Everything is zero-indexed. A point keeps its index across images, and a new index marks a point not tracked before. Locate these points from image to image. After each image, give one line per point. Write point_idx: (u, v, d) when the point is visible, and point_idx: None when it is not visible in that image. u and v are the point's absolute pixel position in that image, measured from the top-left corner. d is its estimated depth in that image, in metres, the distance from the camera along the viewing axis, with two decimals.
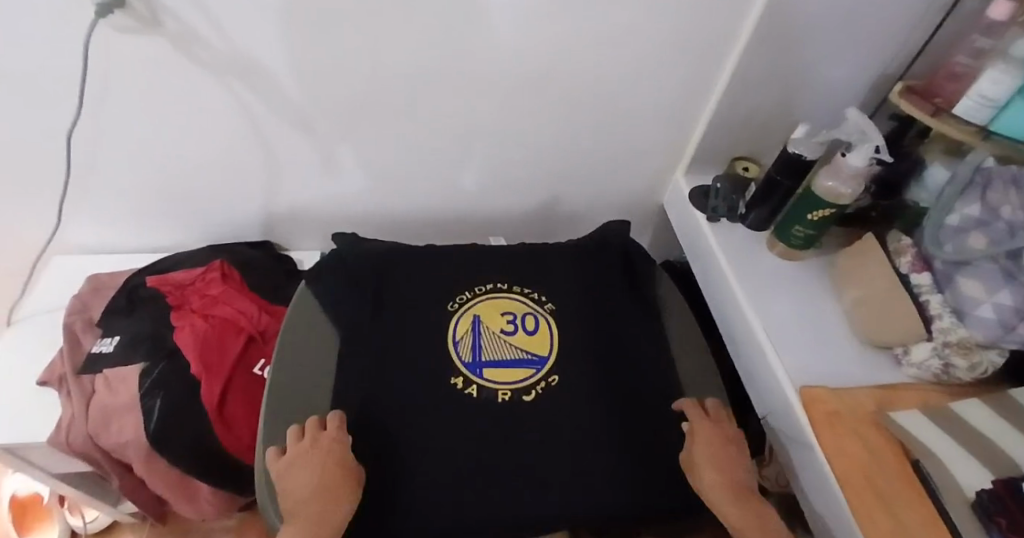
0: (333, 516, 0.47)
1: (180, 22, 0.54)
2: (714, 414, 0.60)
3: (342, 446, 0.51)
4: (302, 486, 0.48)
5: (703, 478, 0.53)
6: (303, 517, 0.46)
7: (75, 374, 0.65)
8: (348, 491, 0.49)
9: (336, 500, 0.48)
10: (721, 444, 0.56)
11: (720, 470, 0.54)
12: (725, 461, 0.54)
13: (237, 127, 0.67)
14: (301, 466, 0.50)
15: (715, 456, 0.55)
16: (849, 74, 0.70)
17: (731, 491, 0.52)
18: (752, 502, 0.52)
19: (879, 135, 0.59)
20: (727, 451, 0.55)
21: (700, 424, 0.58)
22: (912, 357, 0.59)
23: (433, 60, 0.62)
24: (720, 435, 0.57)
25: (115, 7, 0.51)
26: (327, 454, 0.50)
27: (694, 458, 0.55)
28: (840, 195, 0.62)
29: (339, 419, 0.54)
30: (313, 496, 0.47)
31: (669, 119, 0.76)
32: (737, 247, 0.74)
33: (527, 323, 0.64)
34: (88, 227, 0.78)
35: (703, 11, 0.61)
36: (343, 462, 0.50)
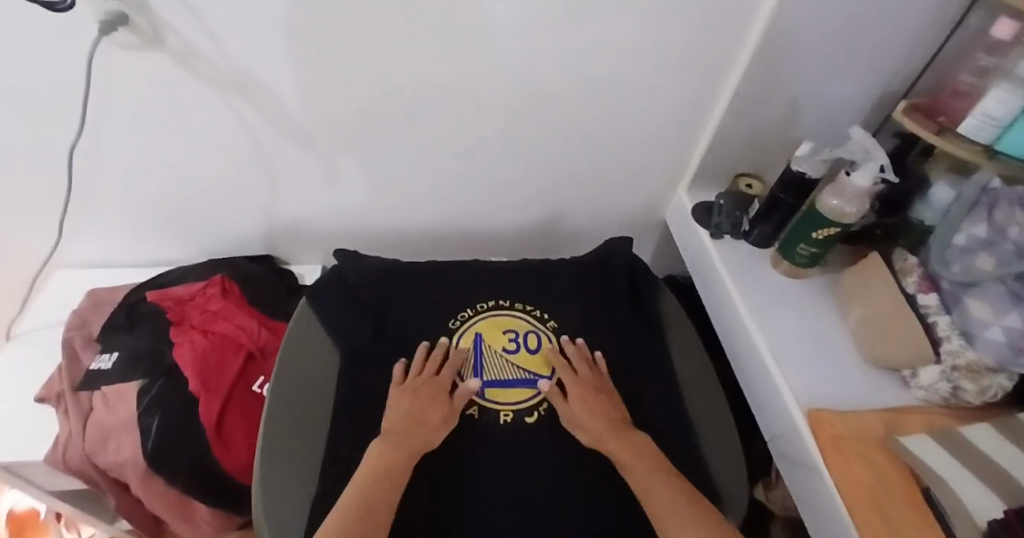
0: (422, 438, 0.52)
1: (181, 39, 0.54)
2: (576, 359, 0.61)
3: (444, 389, 0.57)
4: (404, 407, 0.55)
5: (584, 425, 0.55)
6: (395, 434, 0.52)
7: (73, 391, 0.64)
8: (438, 426, 0.54)
9: (428, 427, 0.53)
10: (590, 391, 0.58)
11: (596, 416, 0.56)
12: (596, 407, 0.56)
13: (239, 142, 0.67)
14: (408, 393, 0.56)
15: (588, 404, 0.57)
16: (852, 92, 0.70)
17: (611, 433, 0.55)
18: (629, 435, 0.55)
19: (882, 155, 0.58)
20: (596, 395, 0.58)
21: (564, 376, 0.59)
22: (920, 380, 0.58)
23: (435, 77, 0.62)
24: (586, 383, 0.59)
25: (117, 25, 0.51)
26: (433, 394, 0.56)
27: (572, 414, 0.56)
28: (844, 214, 0.61)
29: (460, 359, 0.60)
30: (410, 417, 0.54)
31: (671, 136, 0.76)
32: (742, 264, 0.73)
33: (529, 342, 0.63)
34: (89, 242, 0.78)
35: (703, 30, 0.61)
36: (442, 401, 0.56)
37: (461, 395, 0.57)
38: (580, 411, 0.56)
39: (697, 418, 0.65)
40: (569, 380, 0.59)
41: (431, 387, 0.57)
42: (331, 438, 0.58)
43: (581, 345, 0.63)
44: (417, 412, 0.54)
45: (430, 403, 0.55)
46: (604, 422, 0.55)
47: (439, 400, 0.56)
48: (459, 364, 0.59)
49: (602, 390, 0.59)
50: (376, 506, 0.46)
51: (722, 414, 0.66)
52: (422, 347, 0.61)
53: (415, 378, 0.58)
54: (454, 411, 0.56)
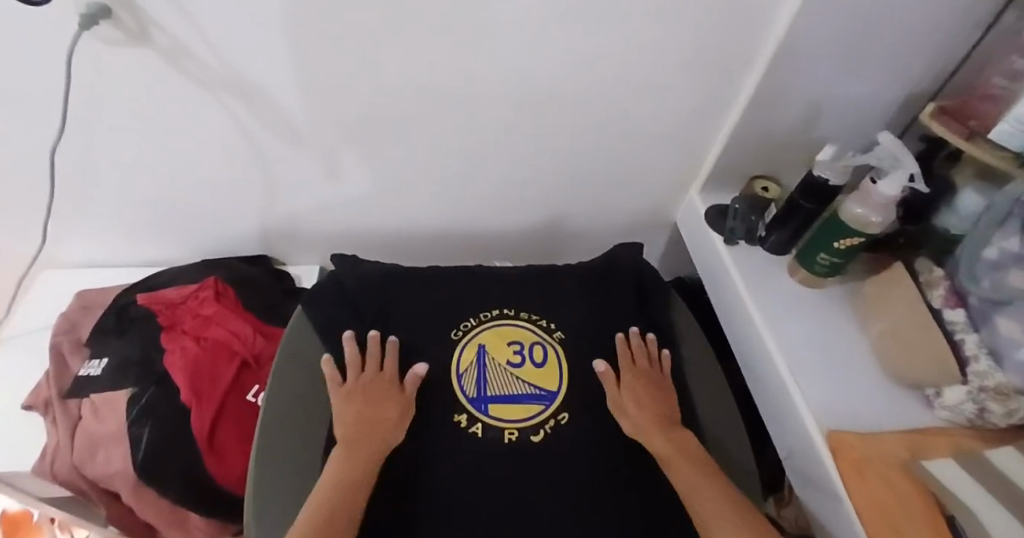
0: (378, 440, 0.52)
1: (168, 35, 0.50)
2: (636, 352, 0.63)
3: (386, 384, 0.56)
4: (350, 412, 0.54)
5: (630, 415, 0.57)
6: (350, 438, 0.52)
7: (61, 399, 0.62)
8: (394, 424, 0.54)
9: (383, 427, 0.53)
10: (643, 384, 0.59)
11: (643, 408, 0.57)
12: (648, 400, 0.58)
13: (231, 141, 0.64)
14: (353, 397, 0.56)
15: (639, 397, 0.58)
16: (879, 94, 0.66)
17: (656, 428, 0.56)
18: (673, 432, 0.56)
19: (913, 162, 0.55)
20: (647, 388, 0.59)
21: (623, 365, 0.60)
22: (944, 400, 0.56)
23: (438, 77, 0.58)
24: (639, 374, 0.60)
25: (99, 18, 0.48)
26: (377, 392, 0.55)
27: (624, 401, 0.58)
28: (869, 224, 0.58)
29: (398, 351, 0.59)
30: (358, 423, 0.53)
31: (684, 137, 0.73)
32: (758, 272, 0.70)
33: (535, 354, 0.60)
34: (78, 241, 0.75)
35: (723, 29, 0.57)
36: (390, 397, 0.55)
37: (409, 385, 0.56)
38: (632, 401, 0.58)
39: (711, 433, 0.62)
40: (628, 369, 0.60)
41: (375, 386, 0.56)
42: (329, 453, 0.55)
43: (645, 340, 0.64)
44: (370, 412, 0.54)
45: (379, 404, 0.55)
46: (653, 415, 0.57)
47: (387, 395, 0.56)
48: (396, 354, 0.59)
49: (658, 385, 0.60)
50: (344, 507, 0.46)
51: (736, 429, 0.64)
52: (350, 344, 0.60)
53: (357, 377, 0.57)
54: (407, 404, 0.55)
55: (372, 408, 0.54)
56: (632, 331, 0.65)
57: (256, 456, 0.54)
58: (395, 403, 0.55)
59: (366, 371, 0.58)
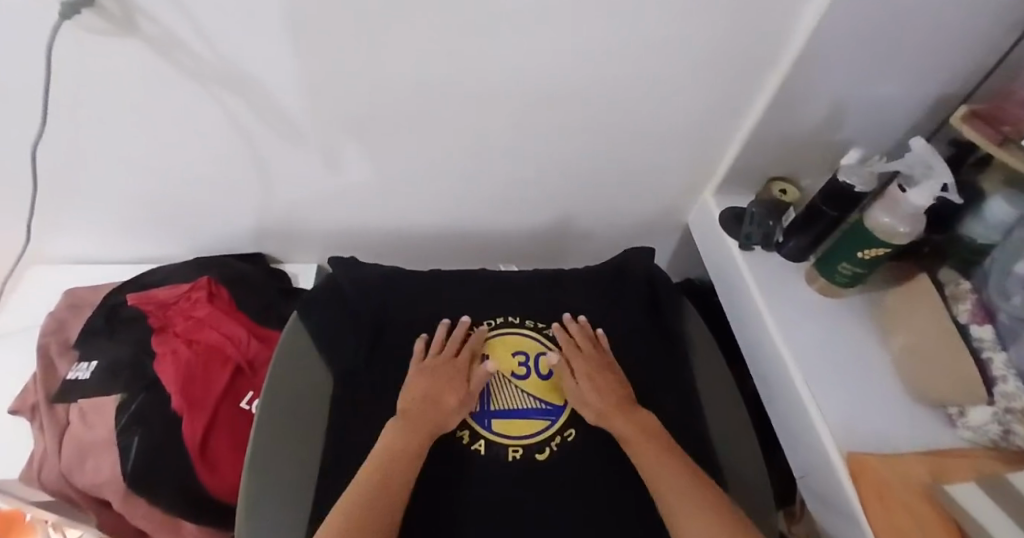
0: (435, 422, 0.50)
1: (158, 26, 0.47)
2: (580, 337, 0.59)
3: (461, 371, 0.55)
4: (419, 389, 0.53)
5: (590, 403, 0.53)
6: (412, 416, 0.51)
7: (49, 403, 0.60)
8: (454, 411, 0.52)
9: (444, 411, 0.51)
10: (598, 369, 0.56)
11: (602, 393, 0.54)
12: (602, 383, 0.54)
13: (225, 136, 0.60)
14: (426, 373, 0.54)
15: (595, 381, 0.55)
16: (908, 96, 0.62)
17: (617, 410, 0.52)
18: (638, 415, 0.53)
19: (947, 170, 0.52)
20: (604, 373, 0.56)
21: (568, 352, 0.57)
22: (969, 419, 0.53)
23: (443, 73, 0.55)
24: (591, 360, 0.57)
25: (81, 7, 0.44)
26: (450, 376, 0.54)
27: (577, 391, 0.54)
28: (894, 235, 0.55)
29: (481, 342, 0.58)
30: (425, 400, 0.52)
31: (700, 137, 0.69)
32: (774, 280, 0.67)
33: (541, 367, 0.58)
34: (66, 236, 0.72)
35: (750, 25, 0.53)
36: (458, 384, 0.54)
37: (479, 378, 0.54)
38: (587, 387, 0.54)
39: (722, 447, 0.60)
40: (574, 356, 0.57)
41: (448, 368, 0.55)
42: (327, 466, 0.52)
43: (583, 323, 0.61)
44: (441, 395, 0.52)
45: (447, 385, 0.53)
46: (612, 399, 0.53)
47: (457, 380, 0.54)
48: (480, 345, 0.57)
49: (608, 365, 0.57)
50: (396, 489, 0.45)
51: (749, 444, 0.61)
52: (443, 325, 0.59)
53: (436, 356, 0.56)
54: (471, 394, 0.54)
55: (439, 389, 0.52)
56: (567, 318, 0.61)
57: (247, 468, 0.52)
58: (464, 391, 0.53)
59: (446, 352, 0.56)
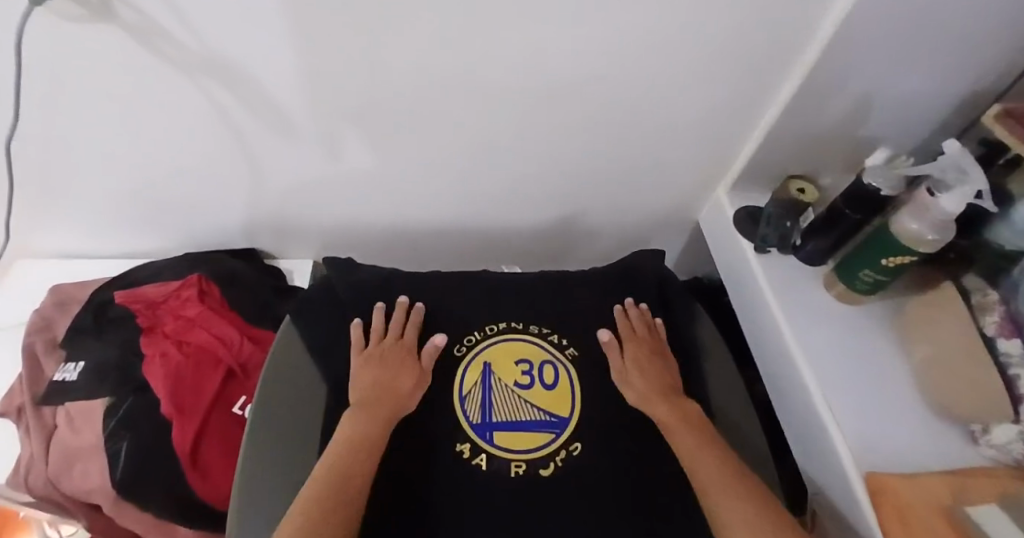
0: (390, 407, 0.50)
1: (140, 14, 0.43)
2: (637, 322, 0.61)
3: (406, 352, 0.55)
4: (365, 379, 0.53)
5: (633, 385, 0.55)
6: (366, 404, 0.50)
7: (34, 406, 0.58)
8: (408, 392, 0.52)
9: (399, 394, 0.51)
10: (645, 354, 0.57)
11: (648, 378, 0.55)
12: (650, 369, 0.56)
13: (214, 129, 0.57)
14: (371, 362, 0.54)
15: (642, 365, 0.56)
16: (939, 94, 0.58)
17: (662, 396, 0.54)
18: (679, 402, 0.54)
19: (982, 176, 0.48)
20: (652, 360, 0.57)
21: (624, 334, 0.59)
22: (992, 438, 0.51)
23: (444, 67, 0.51)
24: (643, 345, 0.58)
25: None
26: (396, 360, 0.54)
27: (624, 368, 0.56)
28: (921, 242, 0.52)
29: (420, 320, 0.58)
30: (375, 390, 0.51)
31: (715, 134, 0.66)
32: (791, 286, 0.64)
33: (545, 375, 0.55)
34: (52, 230, 0.70)
35: (777, 18, 0.49)
36: (407, 365, 0.53)
37: (428, 355, 0.54)
38: (633, 368, 0.56)
39: None
40: (629, 338, 0.58)
41: (394, 353, 0.54)
42: None
43: (643, 311, 0.62)
44: (391, 378, 0.52)
45: (396, 370, 0.53)
46: (656, 384, 0.55)
47: (406, 362, 0.54)
48: (418, 324, 0.57)
49: (660, 354, 0.58)
50: (360, 468, 0.45)
51: (762, 457, 0.58)
52: (378, 310, 0.58)
53: (378, 344, 0.56)
54: (423, 373, 0.54)
55: (389, 375, 0.52)
56: (630, 303, 0.62)
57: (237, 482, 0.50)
58: (411, 369, 0.53)
59: (386, 338, 0.56)
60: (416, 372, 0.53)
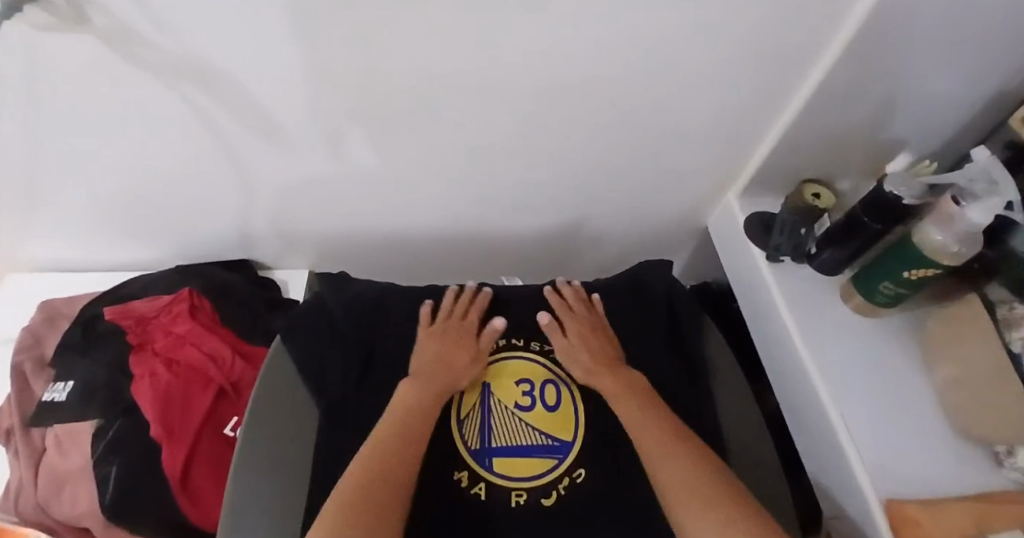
0: (445, 380, 0.51)
1: (115, 20, 0.40)
2: (574, 298, 0.60)
3: (470, 333, 0.55)
4: (427, 353, 0.53)
5: (576, 360, 0.54)
6: (424, 374, 0.51)
7: (24, 428, 0.57)
8: (466, 369, 0.52)
9: (456, 369, 0.52)
10: (589, 330, 0.57)
11: (594, 354, 0.54)
12: (593, 344, 0.55)
13: (201, 140, 0.55)
14: (436, 337, 0.55)
15: (587, 341, 0.55)
16: (965, 94, 0.55)
17: (607, 369, 0.53)
18: (624, 372, 0.53)
19: (1014, 187, 0.45)
20: (595, 334, 0.56)
21: (562, 313, 0.58)
22: (1019, 461, 0.48)
23: (440, 72, 0.48)
24: (583, 321, 0.58)
25: (22, 4, 0.38)
26: (460, 338, 0.54)
27: (567, 348, 0.55)
28: (945, 254, 0.49)
29: (485, 302, 0.58)
30: (436, 362, 0.52)
31: (725, 136, 0.63)
32: (804, 298, 0.61)
33: (547, 396, 0.53)
34: (39, 243, 0.68)
35: (797, 18, 0.45)
36: (468, 345, 0.54)
37: (488, 336, 0.55)
38: (576, 345, 0.55)
39: (745, 481, 0.55)
40: (566, 316, 0.57)
41: (457, 332, 0.55)
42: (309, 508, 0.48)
43: (578, 288, 0.61)
44: (455, 353, 0.53)
45: (457, 347, 0.54)
46: (602, 359, 0.54)
47: (467, 342, 0.54)
48: (485, 305, 0.58)
49: (602, 329, 0.58)
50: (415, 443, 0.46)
51: (776, 478, 0.56)
52: (449, 292, 0.59)
53: (442, 322, 0.57)
54: (482, 354, 0.54)
55: (450, 348, 0.53)
56: (562, 282, 0.62)
57: (225, 518, 0.46)
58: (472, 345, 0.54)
59: (452, 318, 0.57)
60: (474, 350, 0.54)
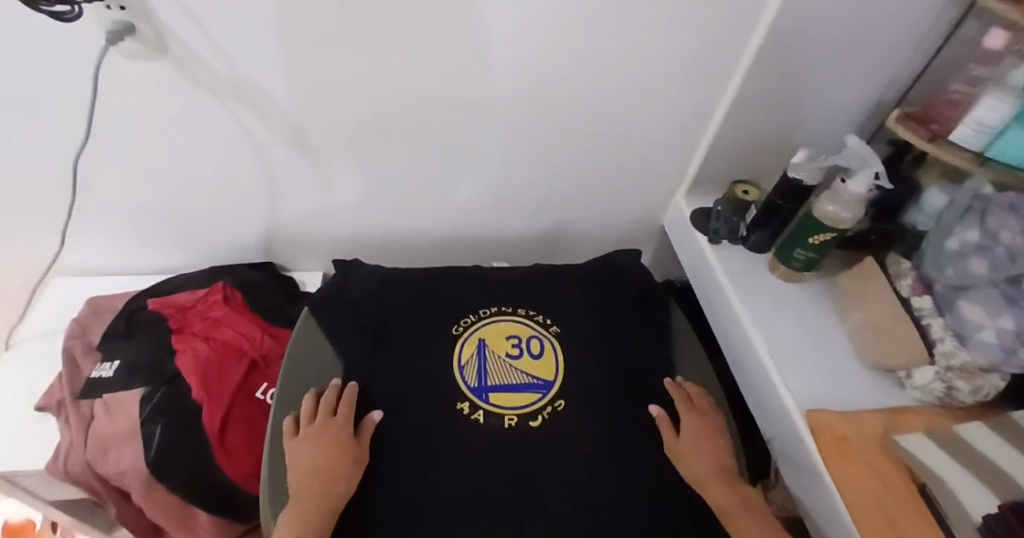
0: (327, 495, 0.51)
1: (186, 47, 0.54)
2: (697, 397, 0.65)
3: (341, 430, 0.55)
4: (306, 470, 0.53)
5: (688, 457, 0.59)
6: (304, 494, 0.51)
7: (74, 400, 0.64)
8: (349, 475, 0.53)
9: (336, 480, 0.52)
10: (702, 431, 0.61)
11: (704, 457, 0.59)
12: (705, 447, 0.60)
13: (245, 152, 0.68)
14: (309, 448, 0.54)
15: (699, 445, 0.60)
16: (847, 101, 0.71)
17: (716, 476, 0.57)
18: (736, 484, 0.57)
19: (878, 161, 0.60)
20: (710, 435, 0.61)
21: (681, 408, 0.63)
22: (915, 380, 0.59)
23: (438, 86, 0.63)
24: (697, 421, 0.62)
25: (124, 34, 0.51)
26: (333, 444, 0.54)
27: (679, 449, 0.59)
28: (841, 220, 0.63)
29: (355, 395, 0.59)
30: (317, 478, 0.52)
31: (669, 145, 0.78)
32: (742, 270, 0.74)
33: (532, 347, 0.64)
34: (89, 250, 0.78)
35: (703, 40, 0.62)
36: (346, 451, 0.54)
37: (365, 431, 0.57)
38: (690, 449, 0.59)
39: None
40: (685, 415, 0.62)
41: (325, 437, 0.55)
42: None
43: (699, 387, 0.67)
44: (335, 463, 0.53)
45: (331, 456, 0.53)
46: (713, 465, 0.58)
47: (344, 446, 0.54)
48: (351, 400, 0.59)
49: (716, 430, 0.62)
50: None
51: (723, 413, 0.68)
52: (308, 398, 0.59)
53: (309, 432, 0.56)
54: (363, 455, 0.55)
55: (326, 460, 0.53)
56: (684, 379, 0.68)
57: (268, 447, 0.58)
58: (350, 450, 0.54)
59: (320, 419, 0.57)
60: (354, 452, 0.55)
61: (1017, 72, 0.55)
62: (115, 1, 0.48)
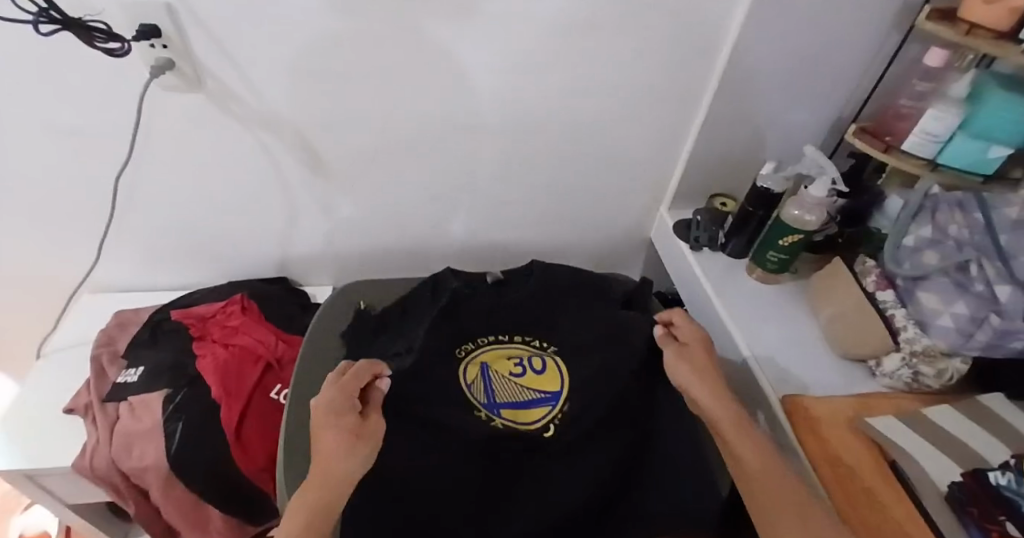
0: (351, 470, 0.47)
1: (219, 81, 0.62)
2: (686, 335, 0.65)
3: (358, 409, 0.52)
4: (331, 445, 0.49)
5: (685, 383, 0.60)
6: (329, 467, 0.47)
7: (100, 402, 0.69)
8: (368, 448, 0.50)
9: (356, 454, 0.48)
10: (696, 351, 0.62)
11: (699, 373, 0.60)
12: (699, 364, 0.60)
13: (266, 175, 0.75)
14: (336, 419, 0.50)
15: (693, 364, 0.61)
16: (810, 118, 0.79)
17: (714, 393, 0.57)
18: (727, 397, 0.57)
19: (834, 166, 0.67)
20: (704, 355, 0.61)
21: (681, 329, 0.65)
22: (884, 368, 0.64)
23: (440, 110, 0.70)
24: (693, 341, 0.63)
25: (166, 70, 0.59)
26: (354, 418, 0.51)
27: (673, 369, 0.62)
28: (806, 222, 0.69)
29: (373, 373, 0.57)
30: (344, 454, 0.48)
31: (651, 161, 0.85)
32: (723, 275, 0.79)
33: (534, 364, 0.68)
34: (117, 267, 0.84)
35: (674, 65, 0.70)
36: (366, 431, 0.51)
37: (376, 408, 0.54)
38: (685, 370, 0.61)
39: None
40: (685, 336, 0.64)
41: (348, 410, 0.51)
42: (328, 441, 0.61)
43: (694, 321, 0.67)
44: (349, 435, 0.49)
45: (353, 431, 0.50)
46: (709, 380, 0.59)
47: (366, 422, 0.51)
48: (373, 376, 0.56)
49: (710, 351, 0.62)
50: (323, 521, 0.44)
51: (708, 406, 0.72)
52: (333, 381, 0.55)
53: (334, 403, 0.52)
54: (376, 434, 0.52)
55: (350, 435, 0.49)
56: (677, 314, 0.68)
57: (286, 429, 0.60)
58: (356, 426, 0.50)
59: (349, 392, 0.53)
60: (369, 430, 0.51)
61: (957, 85, 0.61)
62: (159, 42, 0.56)
